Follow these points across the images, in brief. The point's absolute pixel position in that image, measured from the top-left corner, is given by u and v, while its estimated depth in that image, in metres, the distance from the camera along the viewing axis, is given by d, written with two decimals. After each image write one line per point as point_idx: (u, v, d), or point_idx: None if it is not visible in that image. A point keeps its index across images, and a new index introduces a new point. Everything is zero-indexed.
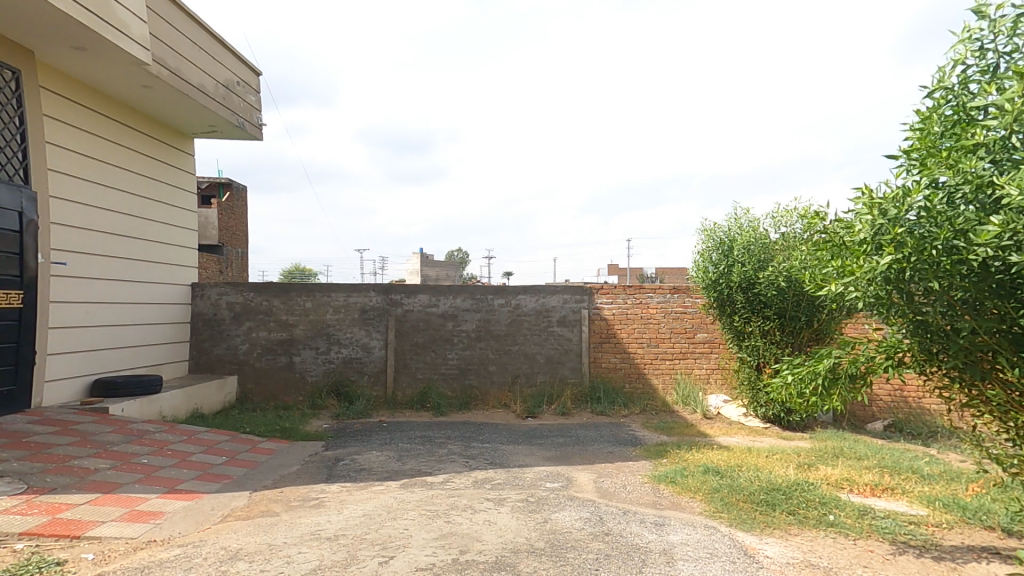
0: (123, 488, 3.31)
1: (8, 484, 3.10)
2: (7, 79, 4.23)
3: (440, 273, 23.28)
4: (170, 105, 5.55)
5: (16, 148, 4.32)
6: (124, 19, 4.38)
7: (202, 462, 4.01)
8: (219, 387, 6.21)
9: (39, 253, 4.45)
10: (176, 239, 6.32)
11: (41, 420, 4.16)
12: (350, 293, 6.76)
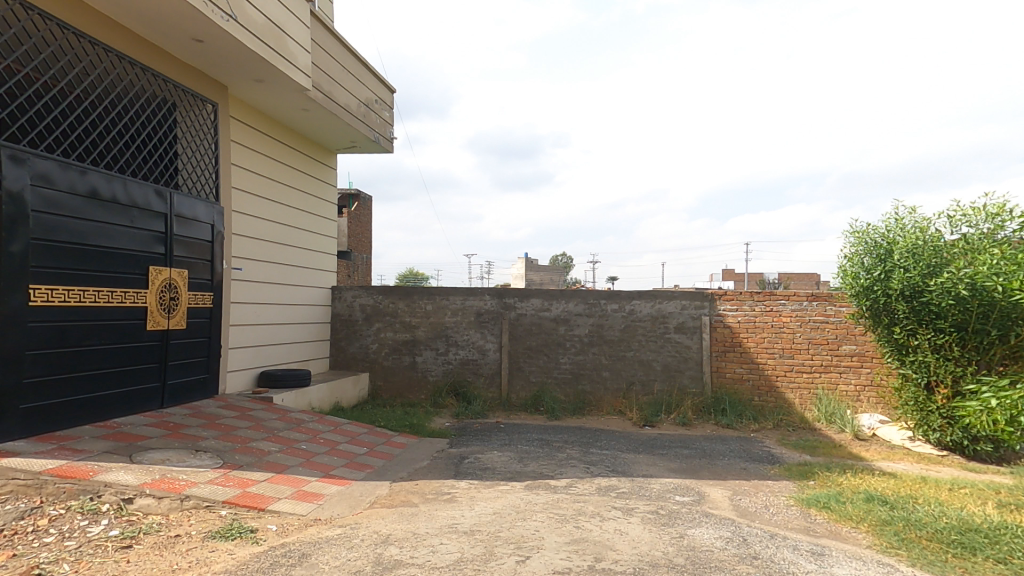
0: (291, 469, 3.75)
1: (209, 458, 3.65)
2: (210, 112, 5.04)
3: (545, 275, 23.60)
4: (322, 125, 6.19)
5: (209, 170, 5.08)
6: (294, 52, 4.97)
7: (348, 451, 4.42)
8: (355, 382, 6.80)
9: (223, 260, 5.17)
10: (322, 246, 7.04)
11: (226, 405, 4.86)
12: (467, 297, 7.06)
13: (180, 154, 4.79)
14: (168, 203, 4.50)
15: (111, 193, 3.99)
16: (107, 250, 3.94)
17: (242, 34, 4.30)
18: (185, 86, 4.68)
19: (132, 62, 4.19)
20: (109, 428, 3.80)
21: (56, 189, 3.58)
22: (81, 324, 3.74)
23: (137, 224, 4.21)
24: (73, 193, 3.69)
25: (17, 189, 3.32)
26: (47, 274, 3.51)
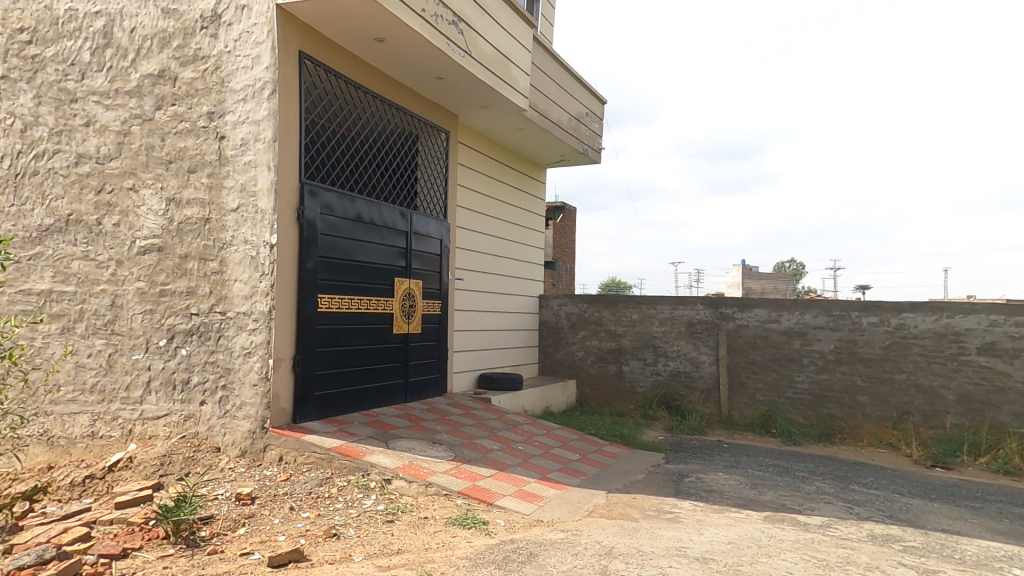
0: (512, 469, 3.98)
1: (444, 449, 4.08)
2: (444, 140, 5.76)
3: (766, 284, 21.34)
4: (535, 141, 6.59)
5: (440, 192, 5.78)
6: (515, 76, 5.39)
7: (562, 456, 4.53)
8: (562, 389, 6.94)
9: (449, 271, 5.83)
10: (531, 257, 7.48)
11: (454, 403, 5.43)
12: (677, 306, 6.72)
13: (419, 179, 5.56)
14: (410, 223, 5.25)
15: (371, 215, 4.80)
16: (367, 264, 4.74)
17: (475, 67, 4.81)
18: (426, 119, 5.42)
19: (391, 105, 5.00)
20: (371, 416, 4.54)
21: (336, 216, 4.43)
22: (350, 326, 4.55)
23: (388, 241, 4.99)
24: (346, 218, 4.52)
25: (312, 217, 4.18)
26: (330, 285, 4.35)
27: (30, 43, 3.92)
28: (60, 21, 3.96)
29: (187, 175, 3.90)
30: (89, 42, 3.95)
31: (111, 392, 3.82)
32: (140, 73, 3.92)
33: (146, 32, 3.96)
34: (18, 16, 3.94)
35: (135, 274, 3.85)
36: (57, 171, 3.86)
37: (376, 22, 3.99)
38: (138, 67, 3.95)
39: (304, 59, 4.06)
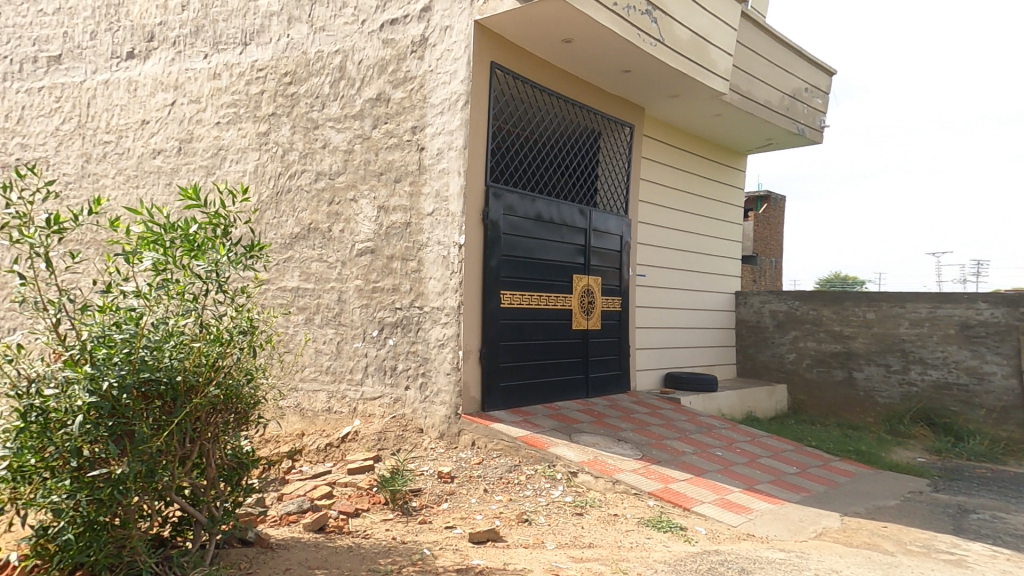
0: (710, 475, 3.80)
1: (630, 448, 4.03)
2: (628, 135, 5.69)
3: None
4: (732, 126, 6.19)
5: (620, 187, 5.74)
6: (716, 59, 5.09)
7: (772, 468, 4.22)
8: (768, 394, 6.56)
9: (629, 268, 5.75)
10: (720, 250, 7.03)
11: (638, 401, 5.34)
12: (938, 304, 5.97)
13: (599, 175, 5.59)
14: (589, 220, 5.30)
15: (551, 215, 4.95)
16: (546, 261, 4.90)
17: (671, 56, 4.68)
18: (608, 113, 5.43)
19: (572, 104, 5.11)
20: (553, 409, 4.67)
21: (519, 216, 4.68)
22: (531, 322, 4.74)
23: (566, 239, 5.09)
24: (527, 218, 4.74)
25: (495, 219, 4.48)
26: (510, 283, 4.59)
27: (288, 84, 5.04)
28: (310, 62, 4.98)
29: (393, 184, 4.53)
30: (327, 77, 4.87)
31: (340, 374, 4.70)
32: (363, 98, 4.69)
33: (370, 63, 4.70)
34: (285, 64, 5.08)
35: (354, 272, 4.67)
36: (302, 190, 4.91)
37: (567, 23, 4.15)
38: (362, 93, 4.74)
39: (494, 69, 4.43)
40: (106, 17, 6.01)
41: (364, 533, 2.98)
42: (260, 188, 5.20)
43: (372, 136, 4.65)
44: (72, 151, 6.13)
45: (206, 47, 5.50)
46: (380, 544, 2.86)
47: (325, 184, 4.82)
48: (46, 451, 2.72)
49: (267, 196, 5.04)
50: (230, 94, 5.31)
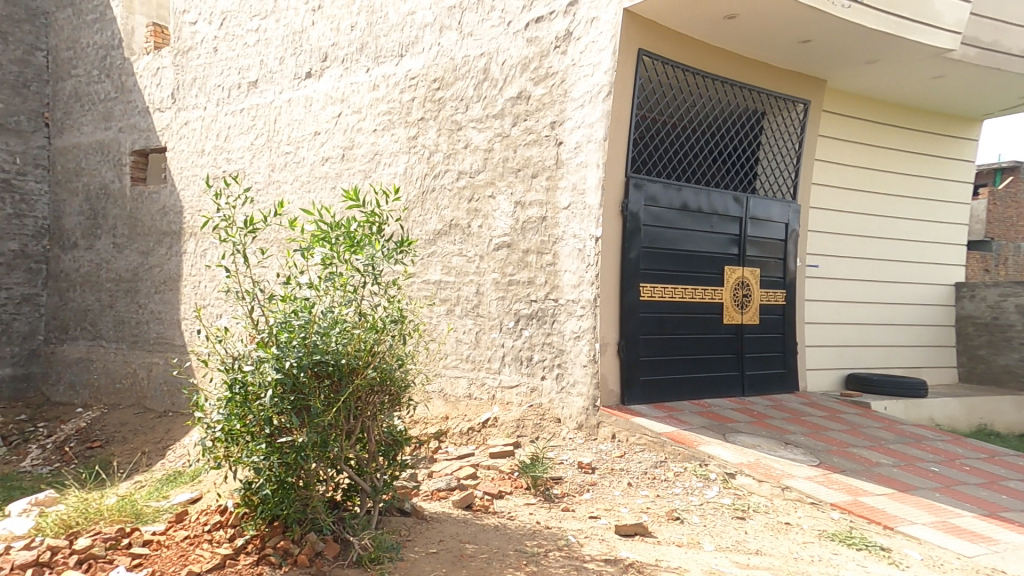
0: (913, 491, 4.11)
1: (807, 455, 4.48)
2: (800, 111, 6.11)
3: None
4: (928, 83, 6.33)
5: (786, 173, 6.17)
6: (938, 10, 5.11)
7: (1015, 492, 4.36)
8: (1012, 404, 7.11)
9: (794, 258, 6.13)
10: (892, 221, 7.24)
11: (811, 403, 5.86)
12: None
13: (758, 159, 6.03)
14: (745, 207, 5.74)
15: (699, 205, 5.44)
16: (689, 252, 5.40)
17: (870, 17, 4.85)
18: (781, 95, 5.93)
19: (722, 82, 5.55)
20: (703, 407, 5.20)
21: (660, 205, 5.23)
22: (674, 317, 5.30)
23: (715, 229, 5.56)
24: (670, 207, 5.28)
25: (634, 210, 5.03)
26: (648, 275, 5.13)
27: (436, 89, 6.04)
28: (457, 68, 5.88)
29: (530, 180, 5.29)
30: (470, 81, 5.77)
31: (479, 362, 5.47)
32: (504, 97, 5.51)
33: (512, 63, 5.48)
34: (435, 70, 6.05)
35: (491, 265, 5.45)
36: (444, 189, 5.84)
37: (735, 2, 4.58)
38: (503, 92, 5.54)
39: (642, 55, 4.97)
40: (292, 47, 7.82)
41: (509, 514, 3.62)
42: (408, 187, 6.22)
43: (511, 134, 5.46)
44: (286, 173, 7.78)
45: (369, 62, 6.84)
46: (525, 527, 3.49)
47: (465, 182, 5.70)
48: (248, 418, 4.00)
49: (416, 195, 6.05)
50: (386, 103, 6.60)
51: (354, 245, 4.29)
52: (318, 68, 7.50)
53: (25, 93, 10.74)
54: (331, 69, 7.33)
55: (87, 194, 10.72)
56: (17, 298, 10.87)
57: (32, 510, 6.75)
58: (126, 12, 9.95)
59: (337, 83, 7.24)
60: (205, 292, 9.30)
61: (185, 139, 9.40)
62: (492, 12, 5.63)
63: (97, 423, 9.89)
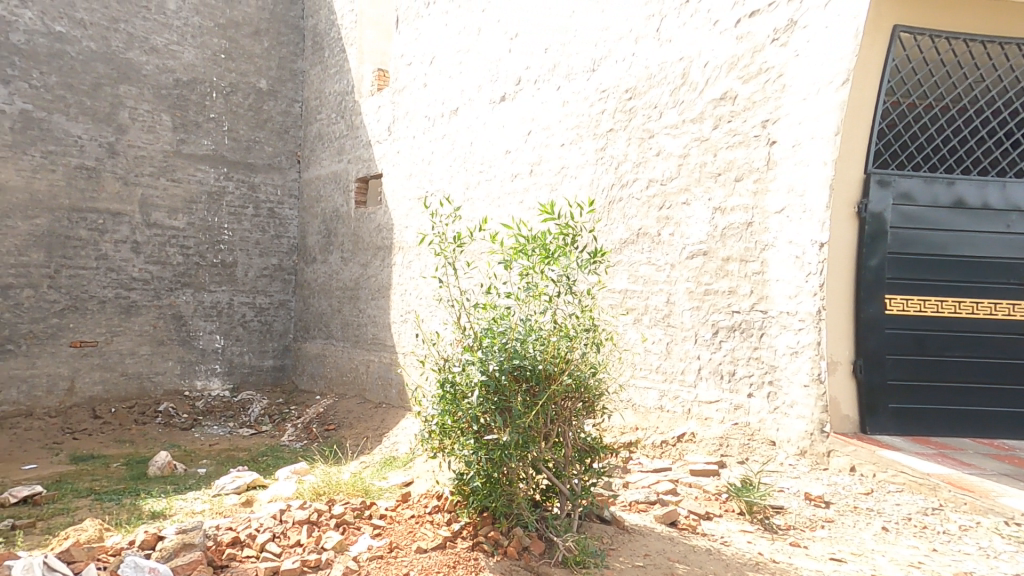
0: None
1: None
2: None
3: None
4: None
5: None
6: None
7: None
8: None
9: None
10: None
11: None
12: None
13: None
14: None
15: (983, 199, 5.25)
16: (966, 258, 5.25)
17: None
18: None
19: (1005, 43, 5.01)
20: (999, 450, 4.98)
21: (917, 204, 5.17)
22: (937, 334, 5.22)
23: (1014, 228, 5.26)
24: (938, 207, 5.21)
25: (876, 210, 5.07)
26: (894, 287, 5.14)
27: (629, 99, 6.67)
28: (652, 76, 6.42)
29: (733, 184, 5.57)
30: (666, 87, 6.27)
31: (671, 374, 5.93)
32: (702, 99, 5.90)
33: (714, 64, 5.82)
34: (628, 78, 6.68)
35: (684, 273, 5.89)
36: (633, 198, 6.47)
37: None
38: (703, 94, 5.93)
39: (899, 31, 4.83)
40: (490, 74, 8.82)
41: (723, 539, 3.86)
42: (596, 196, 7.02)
43: (710, 138, 5.80)
44: (478, 193, 8.96)
45: (561, 80, 7.64)
46: (743, 556, 3.68)
47: (655, 189, 6.26)
48: (458, 414, 4.48)
49: (604, 205, 6.80)
50: (576, 117, 7.40)
51: (549, 256, 4.61)
52: (512, 91, 8.44)
53: (285, 137, 13.55)
54: (523, 91, 8.25)
55: (324, 217, 13.06)
56: (277, 303, 13.71)
57: (292, 476, 8.49)
58: (357, 62, 11.96)
59: (530, 103, 8.12)
60: (412, 300, 10.73)
61: (397, 166, 10.91)
62: (696, 15, 6.01)
63: (331, 409, 11.93)
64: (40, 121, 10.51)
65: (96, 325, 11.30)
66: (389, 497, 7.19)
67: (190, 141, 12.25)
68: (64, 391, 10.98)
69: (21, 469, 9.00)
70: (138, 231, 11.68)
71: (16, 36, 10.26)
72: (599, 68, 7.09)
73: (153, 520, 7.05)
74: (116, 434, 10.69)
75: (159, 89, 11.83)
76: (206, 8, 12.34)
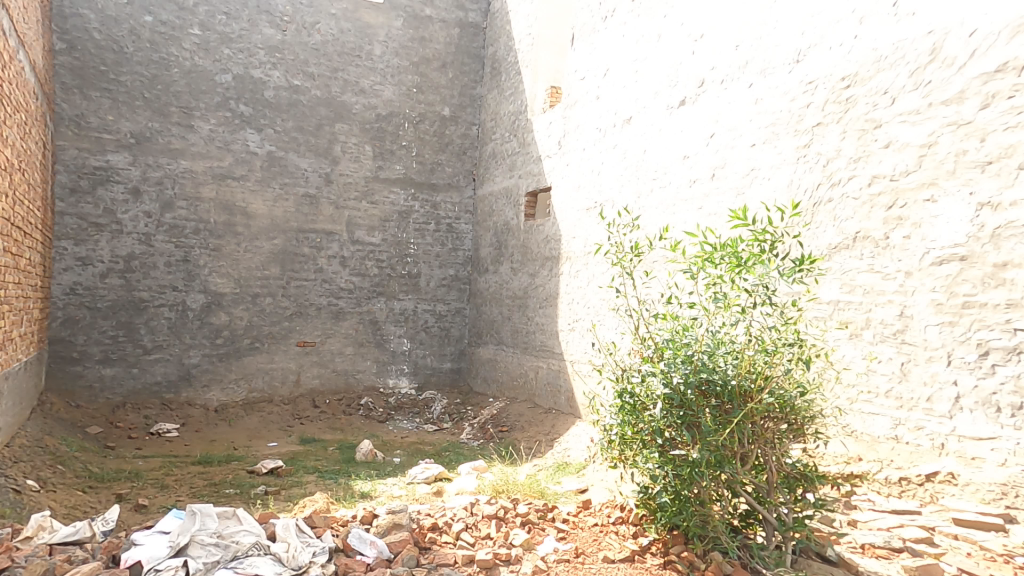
0: None
1: None
2: None
3: None
4: None
5: None
6: None
7: None
8: None
9: None
10: None
11: None
12: None
13: None
14: None
15: None
16: None
17: None
18: None
19: None
20: None
21: None
22: None
23: None
24: None
25: None
26: None
27: (846, 88, 6.04)
28: (882, 59, 5.71)
29: (1015, 173, 4.72)
30: (903, 68, 5.54)
31: (909, 401, 5.32)
32: (966, 77, 5.08)
33: (986, 33, 4.97)
34: (850, 64, 6.02)
35: (931, 283, 5.21)
36: (849, 198, 5.90)
37: None
38: (963, 70, 5.12)
39: None
40: (669, 78, 8.57)
41: None
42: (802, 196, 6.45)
43: (974, 121, 5.02)
44: (650, 200, 8.80)
45: (755, 77, 7.16)
46: None
47: (882, 187, 5.64)
48: (639, 426, 4.81)
49: (808, 206, 6.32)
50: (771, 114, 6.88)
51: (741, 265, 4.69)
52: (693, 94, 8.12)
53: (464, 158, 14.78)
54: (707, 92, 7.90)
55: (496, 231, 13.86)
56: (453, 310, 14.90)
57: (473, 472, 9.09)
58: (532, 82, 12.57)
59: (716, 104, 7.72)
60: (579, 310, 10.79)
61: (567, 177, 11.10)
62: None
63: (503, 412, 12.50)
64: (280, 160, 12.84)
65: (315, 327, 13.40)
66: (565, 502, 7.29)
67: (386, 167, 13.97)
68: (293, 383, 13.19)
69: (268, 445, 11.04)
70: (346, 248, 13.60)
71: (268, 92, 12.66)
72: (806, 59, 6.52)
73: (364, 499, 8.10)
74: (330, 421, 12.57)
75: (364, 124, 13.69)
76: (404, 49, 13.99)
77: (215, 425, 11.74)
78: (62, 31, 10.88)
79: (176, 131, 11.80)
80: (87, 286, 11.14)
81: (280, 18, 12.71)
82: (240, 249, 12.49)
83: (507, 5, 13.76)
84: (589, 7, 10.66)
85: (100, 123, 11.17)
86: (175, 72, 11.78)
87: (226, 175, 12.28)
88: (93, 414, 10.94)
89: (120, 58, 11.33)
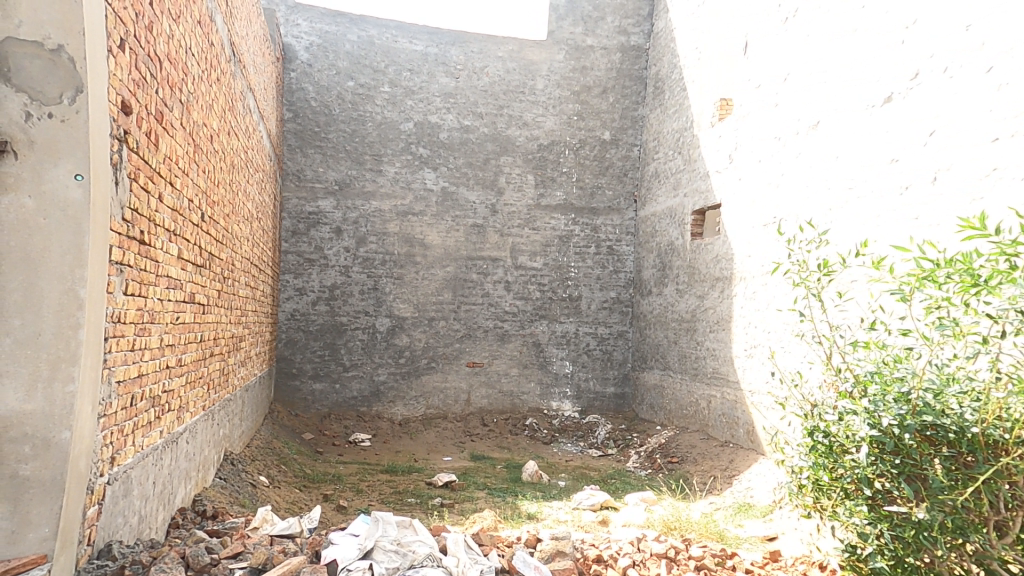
0: None
1: None
2: None
3: None
4: None
5: None
6: None
7: None
8: None
9: None
10: None
11: None
12: None
13: None
14: None
15: None
16: None
17: None
18: None
19: None
20: None
21: None
22: None
23: None
24: None
25: None
26: None
27: None
28: None
29: None
30: None
31: None
32: None
33: None
34: None
35: None
36: None
37: None
38: None
39: None
40: (870, 74, 7.28)
41: None
42: None
43: None
44: (845, 211, 7.51)
45: (999, 57, 5.67)
46: None
47: None
48: (838, 472, 4.02)
49: None
50: None
51: (977, 284, 3.50)
52: (904, 89, 6.75)
53: (625, 180, 14.43)
54: (923, 84, 6.51)
55: (661, 251, 13.13)
56: (616, 333, 14.45)
57: (642, 503, 8.48)
58: (699, 97, 11.77)
59: (937, 96, 6.32)
60: (756, 334, 9.58)
61: (739, 193, 10.07)
62: None
63: (673, 441, 11.56)
64: (453, 194, 13.86)
65: (483, 349, 14.02)
66: (749, 549, 6.39)
67: (547, 194, 14.22)
68: (464, 402, 13.91)
69: (444, 459, 11.71)
70: (510, 272, 14.07)
71: (443, 134, 13.82)
72: None
73: (530, 520, 8.05)
74: (498, 440, 12.93)
75: (527, 155, 14.16)
76: (566, 80, 14.22)
77: (399, 437, 12.85)
78: (290, 103, 13.15)
79: (369, 176, 13.47)
80: (303, 312, 13.14)
81: (455, 67, 13.85)
82: (419, 277, 13.68)
83: (672, 23, 13.22)
84: (767, 11, 9.67)
85: (314, 175, 13.22)
86: (370, 126, 13.51)
87: (407, 212, 13.64)
88: (306, 422, 12.75)
89: (330, 119, 13.34)
